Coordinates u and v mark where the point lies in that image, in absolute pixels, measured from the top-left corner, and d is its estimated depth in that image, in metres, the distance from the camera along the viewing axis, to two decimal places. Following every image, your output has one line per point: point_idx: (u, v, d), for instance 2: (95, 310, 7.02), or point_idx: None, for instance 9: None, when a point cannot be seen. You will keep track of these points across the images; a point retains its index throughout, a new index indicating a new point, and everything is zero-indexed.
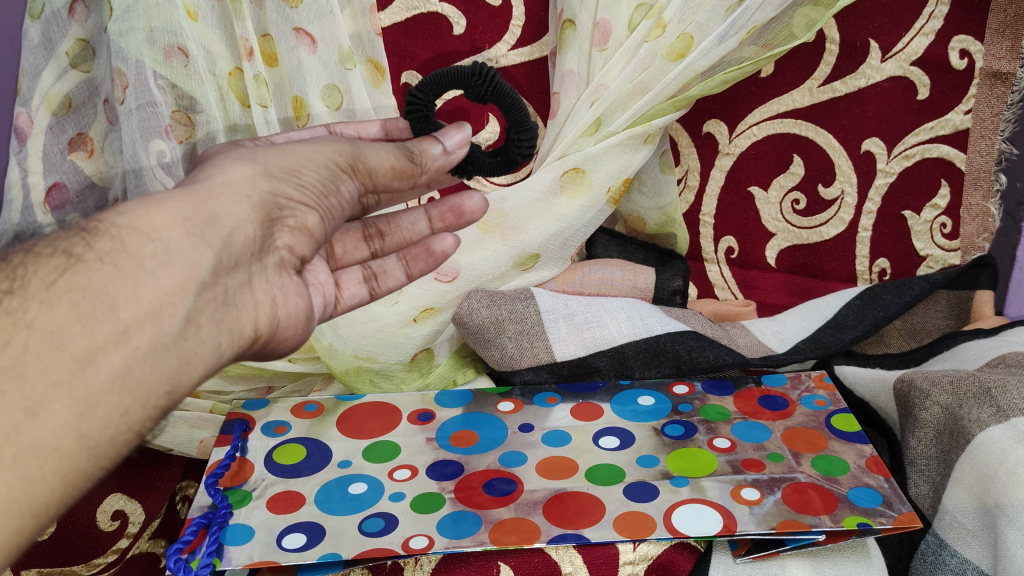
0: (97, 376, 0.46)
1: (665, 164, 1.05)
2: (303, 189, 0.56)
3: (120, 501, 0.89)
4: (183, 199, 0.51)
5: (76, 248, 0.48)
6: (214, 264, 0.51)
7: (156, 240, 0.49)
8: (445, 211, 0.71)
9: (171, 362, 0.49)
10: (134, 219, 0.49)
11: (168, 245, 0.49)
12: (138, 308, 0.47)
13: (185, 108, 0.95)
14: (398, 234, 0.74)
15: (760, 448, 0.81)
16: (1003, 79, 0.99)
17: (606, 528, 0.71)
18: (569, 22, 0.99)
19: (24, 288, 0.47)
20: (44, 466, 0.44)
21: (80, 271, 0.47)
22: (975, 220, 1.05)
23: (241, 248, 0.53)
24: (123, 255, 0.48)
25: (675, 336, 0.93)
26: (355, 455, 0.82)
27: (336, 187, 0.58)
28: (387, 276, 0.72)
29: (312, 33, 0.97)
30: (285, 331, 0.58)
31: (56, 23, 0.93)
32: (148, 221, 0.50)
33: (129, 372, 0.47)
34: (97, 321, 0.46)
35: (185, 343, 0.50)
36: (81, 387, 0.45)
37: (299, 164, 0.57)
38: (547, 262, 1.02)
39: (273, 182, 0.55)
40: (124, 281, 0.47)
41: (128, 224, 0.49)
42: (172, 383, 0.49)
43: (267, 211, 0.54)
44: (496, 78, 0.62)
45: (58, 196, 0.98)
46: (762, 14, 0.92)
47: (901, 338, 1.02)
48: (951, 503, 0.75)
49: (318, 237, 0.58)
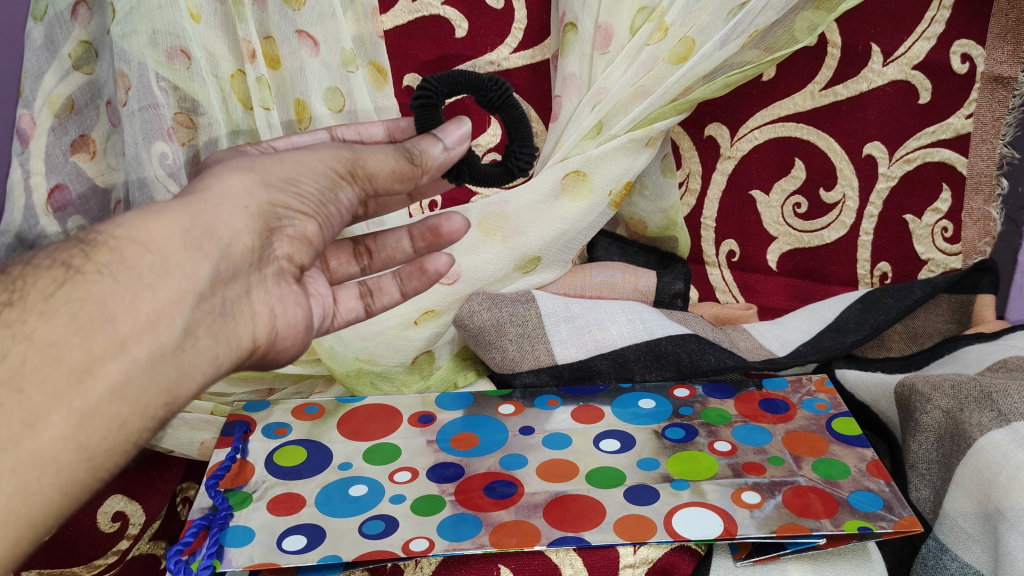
0: (95, 387, 0.46)
1: (667, 168, 1.05)
2: (301, 199, 0.56)
3: (121, 503, 0.89)
4: (179, 210, 0.51)
5: (74, 260, 0.48)
6: (212, 276, 0.51)
7: (153, 252, 0.49)
8: (425, 230, 0.72)
9: (170, 369, 0.49)
10: (132, 231, 0.50)
11: (166, 254, 0.49)
12: (135, 320, 0.47)
13: (188, 110, 0.95)
14: (386, 253, 0.74)
15: (761, 451, 0.81)
16: (1005, 83, 0.99)
17: (607, 531, 0.71)
18: (571, 25, 1.00)
19: (23, 300, 0.47)
20: (42, 477, 0.45)
21: (79, 282, 0.47)
22: (977, 224, 1.04)
23: (240, 257, 0.52)
24: (122, 268, 0.48)
25: (676, 339, 0.93)
26: (355, 458, 0.82)
27: (336, 195, 0.58)
28: (381, 293, 0.72)
29: (315, 35, 0.97)
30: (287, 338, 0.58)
31: (59, 25, 0.94)
32: (145, 233, 0.50)
33: (128, 381, 0.47)
34: (93, 334, 0.46)
35: (184, 351, 0.50)
36: (80, 398, 0.46)
37: (298, 172, 0.57)
38: (548, 265, 1.02)
39: (271, 192, 0.55)
40: (122, 292, 0.48)
41: (124, 236, 0.49)
42: (171, 395, 0.49)
43: (267, 220, 0.54)
44: (508, 90, 0.62)
45: (60, 197, 0.98)
46: (765, 18, 0.92)
47: (901, 342, 1.01)
48: (952, 507, 0.75)
49: (316, 246, 0.58)
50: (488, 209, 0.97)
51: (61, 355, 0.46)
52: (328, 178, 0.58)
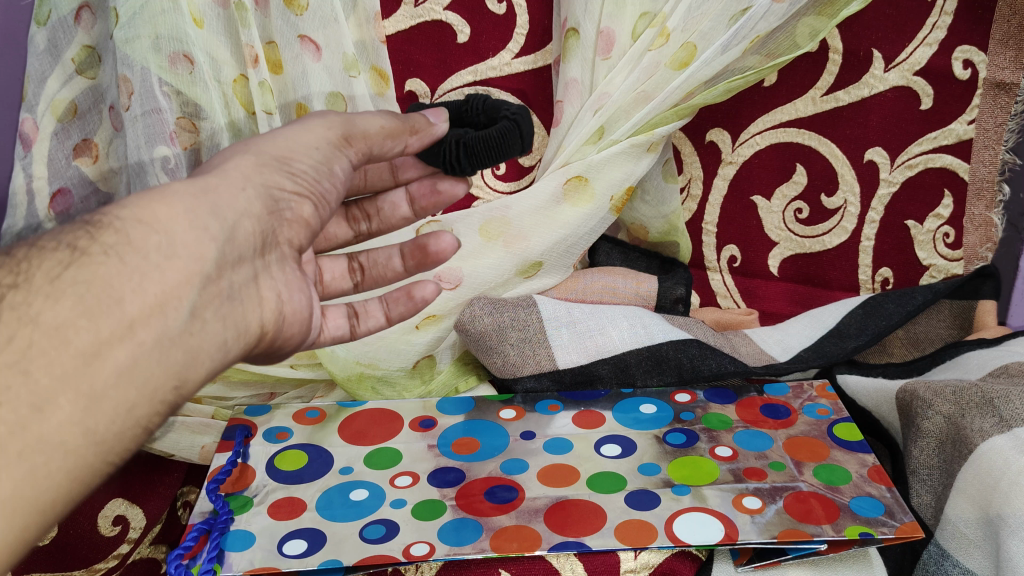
0: (103, 370, 0.45)
1: (669, 173, 1.05)
2: (294, 178, 0.57)
3: (121, 507, 0.88)
4: (185, 192, 0.51)
5: (79, 242, 0.48)
6: (218, 258, 0.51)
7: (159, 234, 0.49)
8: (414, 248, 0.71)
9: (179, 356, 0.48)
10: (141, 213, 0.49)
11: (175, 241, 0.49)
12: (144, 301, 0.47)
13: (190, 114, 0.96)
14: (376, 269, 0.74)
15: (763, 457, 0.81)
16: (1007, 89, 0.99)
17: (608, 537, 0.71)
18: (573, 31, 1.00)
19: (28, 282, 0.46)
20: (50, 461, 0.43)
21: (85, 264, 0.47)
22: (978, 230, 1.04)
23: (243, 241, 0.53)
24: (128, 248, 0.48)
25: (678, 344, 0.93)
26: (356, 462, 0.82)
27: (330, 169, 0.59)
28: (368, 316, 0.71)
29: (317, 40, 0.98)
30: (296, 329, 0.58)
31: (63, 30, 0.95)
32: (150, 219, 0.49)
33: (138, 363, 0.46)
34: (103, 317, 0.46)
35: (196, 335, 0.49)
36: (89, 382, 0.45)
37: (292, 150, 0.58)
38: (550, 269, 1.02)
39: (266, 174, 0.55)
40: (137, 272, 0.47)
41: (132, 219, 0.49)
42: (180, 377, 0.49)
43: (267, 204, 0.55)
44: (487, 98, 0.66)
45: (62, 201, 0.99)
46: (765, 23, 0.92)
47: (903, 348, 1.02)
48: (954, 513, 0.75)
49: (314, 227, 0.59)
50: (490, 214, 0.98)
51: (69, 334, 0.45)
52: (324, 148, 0.59)
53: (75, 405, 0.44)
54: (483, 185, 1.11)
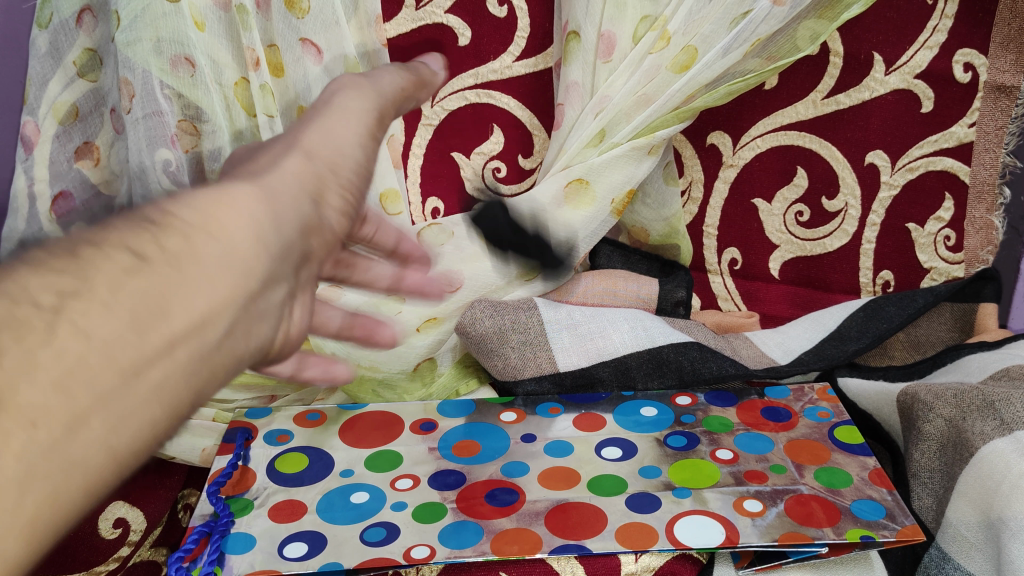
0: (139, 399, 0.32)
1: (670, 176, 1.05)
2: None
3: (122, 509, 0.88)
4: None
5: (143, 245, 0.34)
6: None
7: (219, 237, 0.36)
8: None
9: (201, 379, 0.35)
10: (208, 201, 0.37)
11: (237, 234, 0.37)
12: None
13: (192, 117, 0.96)
14: None
15: (764, 459, 0.81)
16: (1008, 92, 0.99)
17: (609, 539, 0.71)
18: (574, 34, 1.00)
19: (93, 288, 0.32)
20: None
21: None
22: (979, 233, 1.04)
23: None
24: None
25: (679, 347, 0.93)
26: (357, 465, 0.82)
27: None
28: None
29: (318, 43, 0.98)
30: (299, 343, 0.44)
31: (64, 33, 0.95)
32: (217, 222, 0.36)
33: (38, 418, 0.29)
34: (6, 339, 0.30)
35: (114, 386, 0.31)
36: (118, 412, 0.31)
37: None
38: (551, 272, 1.02)
39: None
40: (163, 287, 0.33)
41: (190, 213, 0.36)
42: None
43: None
44: None
45: (63, 204, 0.98)
46: (766, 27, 0.92)
47: (904, 351, 1.02)
48: (955, 516, 0.75)
49: None
50: (491, 217, 0.98)
51: (53, 386, 0.30)
52: None
53: (107, 437, 0.31)
54: (483, 188, 1.12)
